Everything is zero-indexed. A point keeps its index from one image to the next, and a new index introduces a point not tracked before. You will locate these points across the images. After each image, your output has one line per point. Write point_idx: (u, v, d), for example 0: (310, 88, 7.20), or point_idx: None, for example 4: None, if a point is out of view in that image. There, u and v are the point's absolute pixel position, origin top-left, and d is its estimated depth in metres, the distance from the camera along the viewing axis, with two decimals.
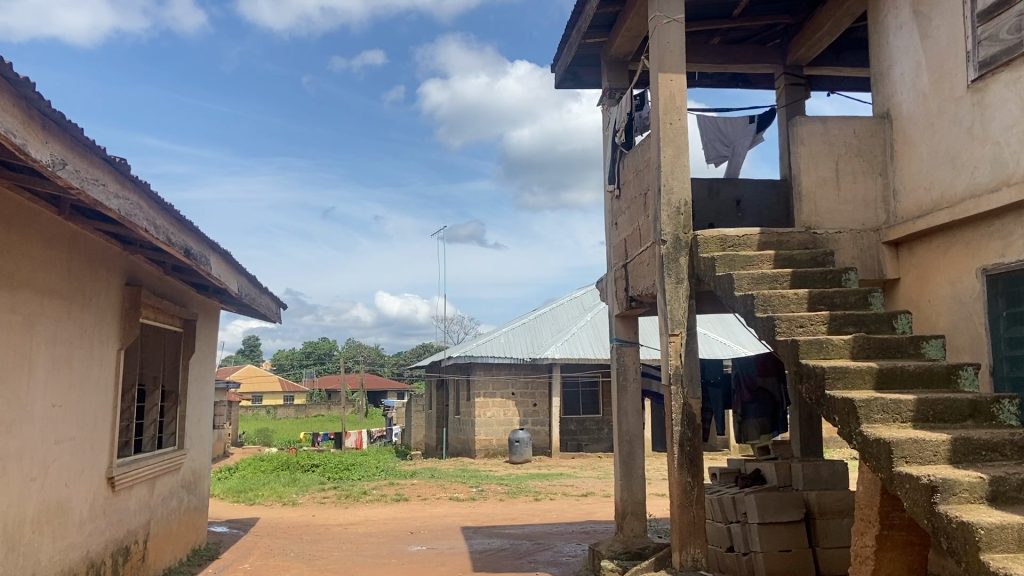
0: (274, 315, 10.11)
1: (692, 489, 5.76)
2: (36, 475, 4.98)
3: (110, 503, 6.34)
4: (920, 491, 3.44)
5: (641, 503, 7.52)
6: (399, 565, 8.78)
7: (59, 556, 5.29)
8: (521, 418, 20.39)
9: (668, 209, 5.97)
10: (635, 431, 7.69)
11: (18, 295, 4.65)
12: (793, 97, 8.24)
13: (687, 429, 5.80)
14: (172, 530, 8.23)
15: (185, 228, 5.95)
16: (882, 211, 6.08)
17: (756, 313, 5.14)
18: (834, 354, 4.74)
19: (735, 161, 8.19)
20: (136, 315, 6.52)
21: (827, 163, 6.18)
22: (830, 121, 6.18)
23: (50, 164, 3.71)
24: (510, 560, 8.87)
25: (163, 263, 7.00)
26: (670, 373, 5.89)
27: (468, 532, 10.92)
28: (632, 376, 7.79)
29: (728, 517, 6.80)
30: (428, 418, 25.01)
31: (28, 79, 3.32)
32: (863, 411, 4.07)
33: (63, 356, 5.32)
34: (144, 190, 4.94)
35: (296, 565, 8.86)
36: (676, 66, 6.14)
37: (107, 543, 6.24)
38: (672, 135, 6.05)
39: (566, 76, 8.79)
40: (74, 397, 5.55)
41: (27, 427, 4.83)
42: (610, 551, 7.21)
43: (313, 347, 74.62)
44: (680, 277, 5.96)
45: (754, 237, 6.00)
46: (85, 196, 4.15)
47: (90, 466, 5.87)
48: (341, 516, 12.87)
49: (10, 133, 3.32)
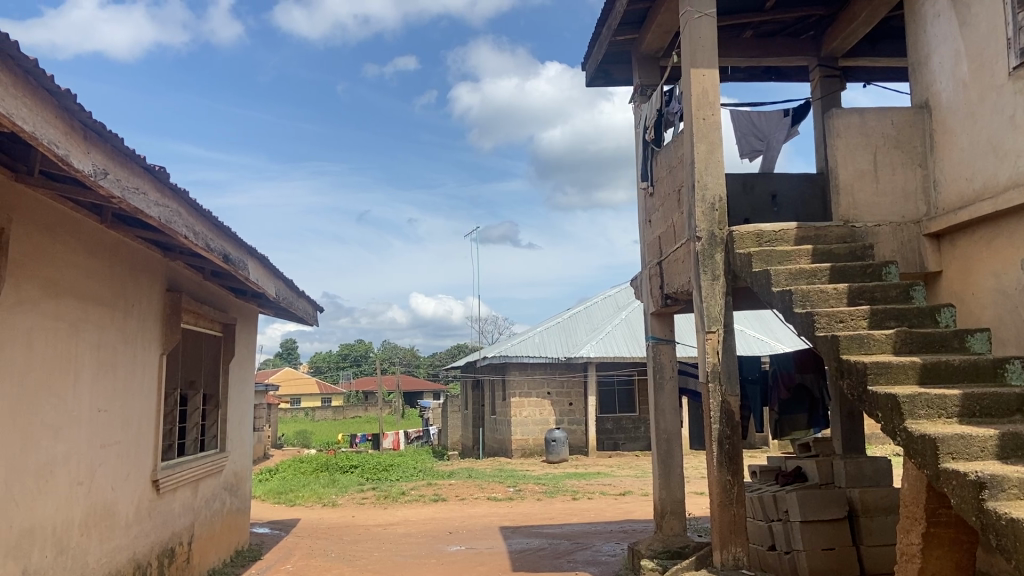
0: (311, 318, 10.21)
1: (733, 488, 5.70)
2: (83, 479, 5.08)
3: (155, 505, 6.46)
4: (968, 487, 3.37)
5: (680, 502, 7.44)
6: (438, 566, 8.79)
7: (107, 558, 5.41)
8: (558, 417, 20.32)
9: (703, 205, 5.93)
10: (673, 430, 7.62)
11: (64, 302, 4.76)
12: (828, 90, 8.12)
13: (726, 427, 5.74)
14: (216, 532, 8.36)
15: (224, 233, 6.06)
16: (922, 203, 5.98)
17: (794, 309, 5.07)
18: (876, 349, 4.66)
19: (770, 155, 8.13)
20: (177, 319, 6.63)
21: (865, 155, 6.10)
22: (867, 114, 6.09)
23: (92, 174, 3.79)
24: (548, 559, 8.88)
25: (202, 268, 7.09)
26: (707, 371, 5.84)
27: (507, 532, 10.95)
28: (670, 374, 7.73)
29: (770, 515, 6.74)
30: (464, 419, 25.06)
31: (70, 91, 3.39)
32: (907, 407, 3.99)
33: (107, 362, 5.43)
34: (183, 197, 5.03)
35: (337, 566, 8.94)
36: (708, 61, 6.08)
37: (153, 545, 6.35)
38: (705, 131, 6.00)
39: (597, 73, 8.76)
40: (119, 402, 5.66)
41: (74, 432, 4.95)
42: (650, 550, 7.18)
43: (350, 350, 75.33)
44: (716, 274, 5.90)
45: (791, 231, 5.86)
46: (126, 204, 4.23)
47: (136, 470, 5.99)
48: (379, 517, 12.96)
49: (52, 145, 3.40)
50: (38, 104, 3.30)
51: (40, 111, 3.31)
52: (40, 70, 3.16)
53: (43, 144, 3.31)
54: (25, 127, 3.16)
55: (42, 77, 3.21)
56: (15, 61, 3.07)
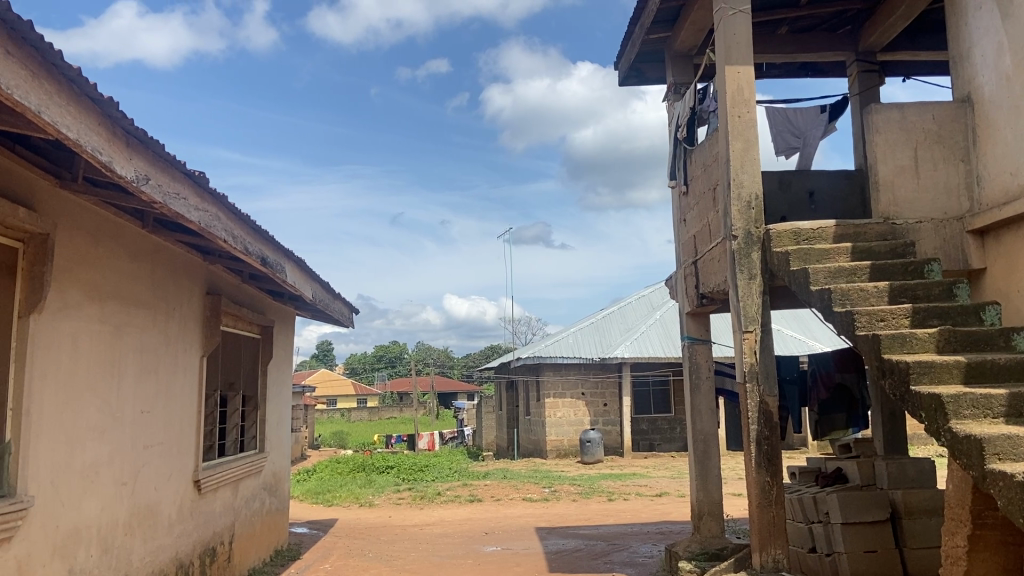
0: (347, 320, 10.30)
1: (771, 489, 5.63)
2: (127, 480, 5.18)
3: (197, 505, 6.56)
4: (1015, 488, 3.29)
5: (718, 502, 7.37)
6: (474, 566, 8.82)
7: (150, 557, 5.50)
8: (592, 418, 20.27)
9: (739, 203, 5.87)
10: (710, 430, 7.55)
11: (108, 306, 4.86)
12: (866, 85, 7.93)
13: (764, 427, 5.67)
14: (255, 532, 8.47)
15: (262, 236, 6.14)
16: (965, 199, 5.88)
17: (833, 308, 5.00)
18: (918, 348, 4.58)
19: (807, 152, 8.01)
20: (217, 322, 6.73)
21: (905, 151, 5.99)
22: (908, 109, 5.98)
23: (135, 180, 3.87)
24: (585, 560, 8.86)
25: (240, 272, 7.20)
26: (744, 371, 5.78)
27: (543, 533, 10.95)
28: (706, 374, 7.66)
29: (811, 517, 6.66)
30: (498, 419, 25.11)
31: (112, 99, 3.47)
32: (952, 407, 3.91)
33: (150, 364, 5.53)
34: (222, 202, 5.10)
35: (375, 566, 9.01)
36: (743, 58, 6.02)
37: (194, 544, 6.46)
38: (740, 128, 5.94)
39: (630, 72, 8.73)
40: (161, 403, 5.76)
41: (118, 433, 5.05)
42: (687, 551, 7.12)
43: (384, 351, 75.86)
44: (753, 273, 5.84)
45: (829, 229, 5.78)
46: (168, 209, 4.31)
47: (178, 470, 6.10)
48: (416, 517, 13.04)
49: (96, 152, 3.48)
50: (83, 111, 3.37)
51: (84, 119, 3.38)
52: (84, 78, 3.23)
53: (87, 151, 3.38)
54: (71, 134, 3.23)
55: (86, 86, 3.28)
56: (59, 70, 3.14)
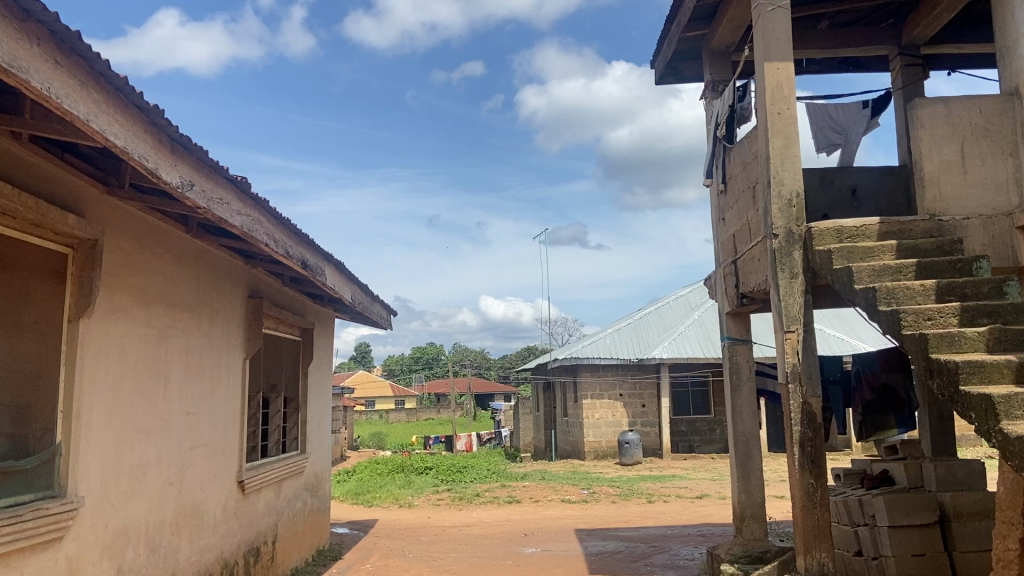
0: (385, 321, 10.37)
1: (816, 492, 5.54)
2: (174, 480, 5.27)
3: (241, 505, 6.66)
4: None
5: (760, 505, 7.26)
6: (514, 567, 8.82)
7: (196, 556, 5.60)
8: (630, 419, 20.17)
9: (780, 201, 5.79)
10: (751, 432, 7.45)
11: (154, 309, 4.95)
12: (909, 78, 7.78)
13: (807, 428, 5.59)
14: (298, 532, 8.57)
15: (303, 240, 6.20)
16: (1015, 194, 5.74)
17: (878, 307, 4.90)
18: (967, 347, 4.47)
19: (849, 148, 7.87)
20: (259, 324, 6.82)
21: (951, 146, 5.87)
22: (953, 103, 5.86)
23: (180, 186, 3.93)
24: (625, 562, 8.82)
25: (281, 275, 7.30)
26: (786, 371, 5.69)
27: (582, 535, 10.92)
28: (746, 375, 7.57)
29: (856, 520, 6.54)
30: (536, 420, 25.10)
31: (157, 106, 3.53)
32: (1003, 407, 3.81)
33: (195, 366, 5.63)
34: (263, 206, 5.17)
35: (415, 566, 9.06)
36: (782, 54, 5.94)
37: (239, 544, 6.55)
38: (780, 125, 5.86)
39: (666, 71, 8.67)
40: (206, 404, 5.86)
41: (165, 435, 5.14)
42: (730, 554, 7.03)
43: (422, 353, 76.28)
44: (794, 271, 5.76)
45: (873, 227, 5.68)
46: (211, 214, 4.38)
47: (222, 470, 6.19)
48: (455, 518, 13.09)
49: (142, 159, 3.54)
50: (129, 119, 3.44)
51: (131, 126, 3.45)
52: (130, 87, 3.29)
53: (134, 158, 3.45)
54: (118, 142, 3.30)
55: (133, 94, 3.34)
56: (106, 79, 3.20)
